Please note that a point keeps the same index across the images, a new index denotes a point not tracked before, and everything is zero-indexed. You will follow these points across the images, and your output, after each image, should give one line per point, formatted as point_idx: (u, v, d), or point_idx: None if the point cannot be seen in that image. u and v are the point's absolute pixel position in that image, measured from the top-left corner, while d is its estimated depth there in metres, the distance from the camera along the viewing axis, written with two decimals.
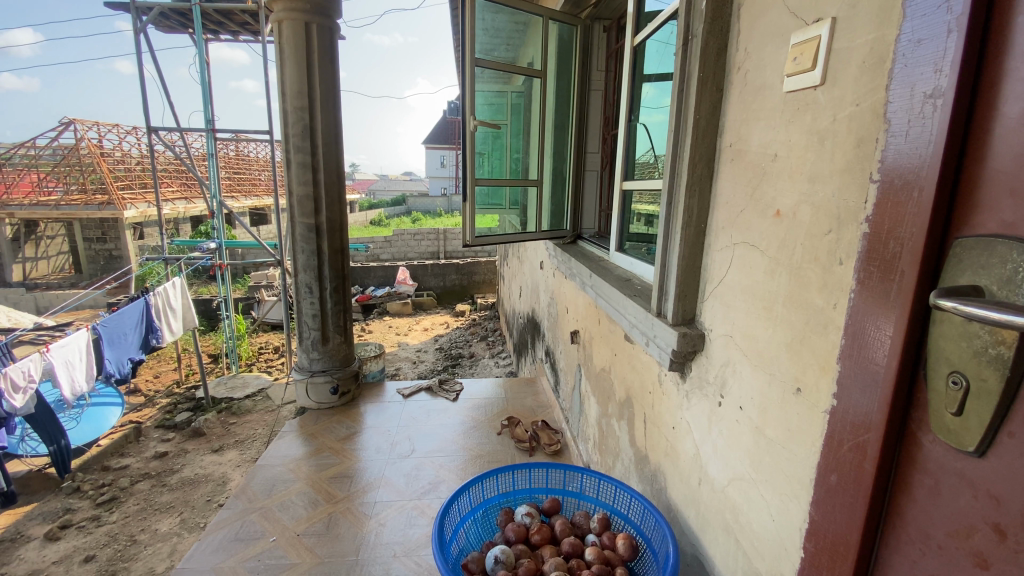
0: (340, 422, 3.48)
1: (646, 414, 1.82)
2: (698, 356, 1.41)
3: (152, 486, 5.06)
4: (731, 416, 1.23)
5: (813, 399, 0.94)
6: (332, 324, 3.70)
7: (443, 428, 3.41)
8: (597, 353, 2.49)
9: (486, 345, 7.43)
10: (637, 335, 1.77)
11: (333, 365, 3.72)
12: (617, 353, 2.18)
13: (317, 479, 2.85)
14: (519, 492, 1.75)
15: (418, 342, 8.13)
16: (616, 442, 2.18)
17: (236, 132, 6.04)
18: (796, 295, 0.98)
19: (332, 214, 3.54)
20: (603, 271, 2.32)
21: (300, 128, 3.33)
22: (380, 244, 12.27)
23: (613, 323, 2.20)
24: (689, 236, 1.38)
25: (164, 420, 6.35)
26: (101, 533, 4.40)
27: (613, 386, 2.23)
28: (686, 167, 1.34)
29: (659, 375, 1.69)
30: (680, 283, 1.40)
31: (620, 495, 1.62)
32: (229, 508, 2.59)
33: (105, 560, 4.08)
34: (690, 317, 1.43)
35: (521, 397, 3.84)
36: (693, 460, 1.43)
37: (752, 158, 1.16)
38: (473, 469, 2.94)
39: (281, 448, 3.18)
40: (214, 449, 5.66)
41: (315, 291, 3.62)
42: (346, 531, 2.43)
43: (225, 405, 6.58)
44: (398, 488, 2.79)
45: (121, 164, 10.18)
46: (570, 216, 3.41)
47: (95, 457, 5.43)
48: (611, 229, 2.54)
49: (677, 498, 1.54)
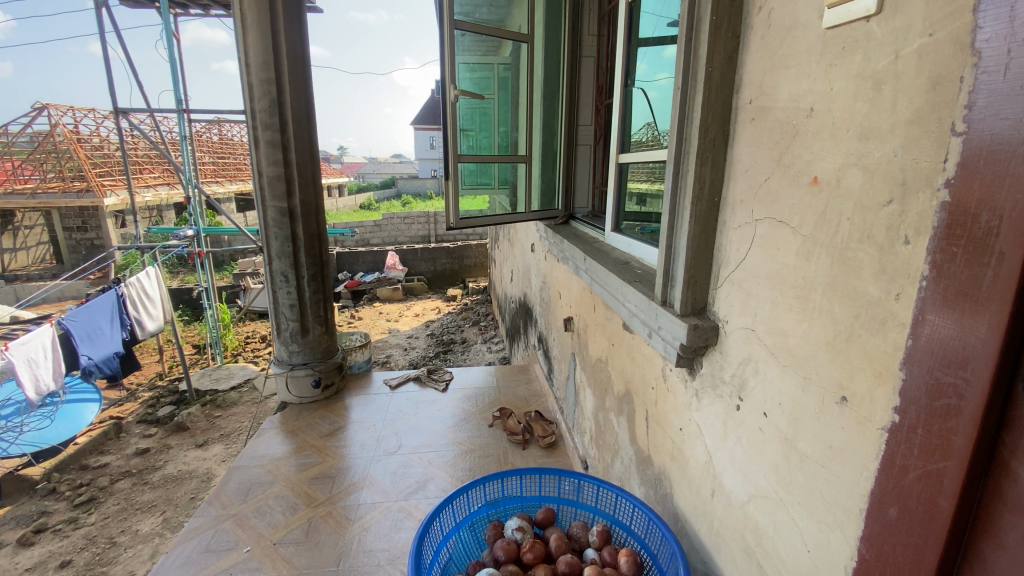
0: (323, 417, 3.30)
1: (648, 411, 1.65)
2: (711, 351, 1.22)
3: (132, 484, 4.89)
4: (752, 423, 1.05)
5: (864, 412, 0.76)
6: (312, 314, 3.50)
7: (431, 421, 3.23)
8: (593, 342, 2.30)
9: (479, 330, 7.24)
10: (639, 325, 1.58)
11: (314, 357, 3.53)
12: (615, 342, 1.99)
13: (296, 480, 2.67)
14: (508, 502, 1.58)
15: (409, 328, 7.93)
16: (615, 438, 2.01)
17: (210, 113, 5.73)
18: (842, 282, 0.78)
19: (306, 196, 3.31)
20: (599, 254, 2.13)
21: (266, 103, 3.06)
22: (369, 228, 11.98)
23: (611, 310, 2.01)
24: (701, 212, 1.17)
25: (146, 414, 6.15)
26: (77, 536, 4.23)
27: (611, 378, 2.06)
28: (697, 131, 1.14)
29: (664, 369, 1.50)
30: (690, 268, 1.21)
31: (622, 504, 1.46)
32: (201, 515, 2.41)
33: (81, 565, 3.92)
34: (701, 306, 1.24)
35: (514, 386, 3.67)
36: (705, 468, 1.26)
37: (778, 116, 0.95)
38: (463, 466, 2.78)
39: (259, 447, 2.99)
40: (198, 444, 5.49)
41: (291, 279, 3.40)
42: (325, 538, 2.26)
43: (209, 398, 6.39)
44: (384, 487, 2.62)
45: (99, 150, 9.82)
46: (562, 195, 3.19)
47: (72, 456, 5.24)
48: (607, 208, 2.33)
49: (685, 508, 1.37)
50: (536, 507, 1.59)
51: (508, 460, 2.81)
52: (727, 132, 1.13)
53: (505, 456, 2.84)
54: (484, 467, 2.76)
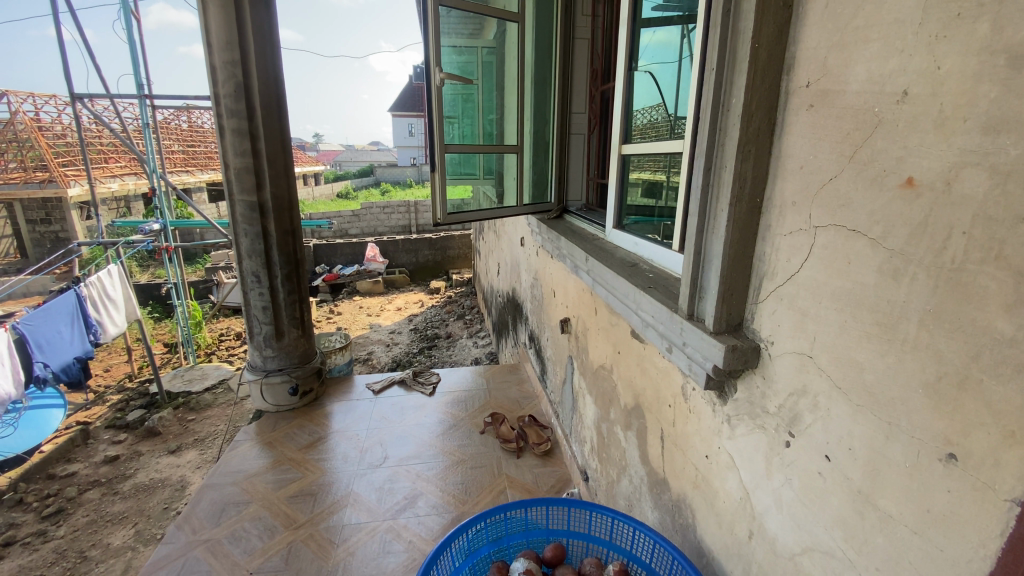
0: (302, 427, 3.09)
1: (664, 430, 1.49)
2: (748, 374, 1.07)
3: (102, 494, 4.41)
4: (808, 465, 0.90)
5: (986, 476, 0.60)
6: (287, 316, 3.26)
7: (419, 429, 3.05)
8: (595, 348, 2.14)
9: (464, 324, 7.04)
10: (655, 338, 1.42)
11: (291, 363, 3.30)
12: (621, 351, 1.83)
13: (274, 499, 2.46)
14: (513, 538, 1.41)
15: (391, 323, 7.68)
16: (622, 454, 1.86)
17: (175, 99, 5.35)
18: (955, 312, 0.62)
19: (278, 189, 3.05)
20: (602, 254, 1.96)
21: (231, 87, 2.79)
22: (347, 219, 11.60)
23: (617, 315, 1.84)
24: (740, 216, 1.01)
25: (114, 419, 5.67)
26: (47, 550, 3.75)
27: (616, 388, 1.90)
28: (739, 120, 0.96)
29: (684, 387, 1.35)
30: (726, 279, 1.05)
31: (639, 539, 1.30)
32: (170, 542, 2.18)
33: None
34: (737, 322, 1.08)
35: (505, 387, 3.51)
36: (740, 505, 1.11)
37: (850, 102, 0.79)
38: (456, 478, 2.60)
39: (234, 463, 2.76)
40: (170, 449, 5.09)
41: (264, 280, 3.15)
42: (309, 566, 2.07)
43: (182, 400, 6.01)
44: (370, 505, 2.43)
45: (62, 138, 9.28)
46: (554, 187, 3.01)
47: (37, 465, 4.70)
48: (607, 203, 2.14)
49: (712, 544, 1.23)
50: (543, 542, 1.42)
51: (503, 471, 2.64)
52: (773, 122, 0.96)
53: (499, 465, 2.68)
54: (478, 478, 2.59)
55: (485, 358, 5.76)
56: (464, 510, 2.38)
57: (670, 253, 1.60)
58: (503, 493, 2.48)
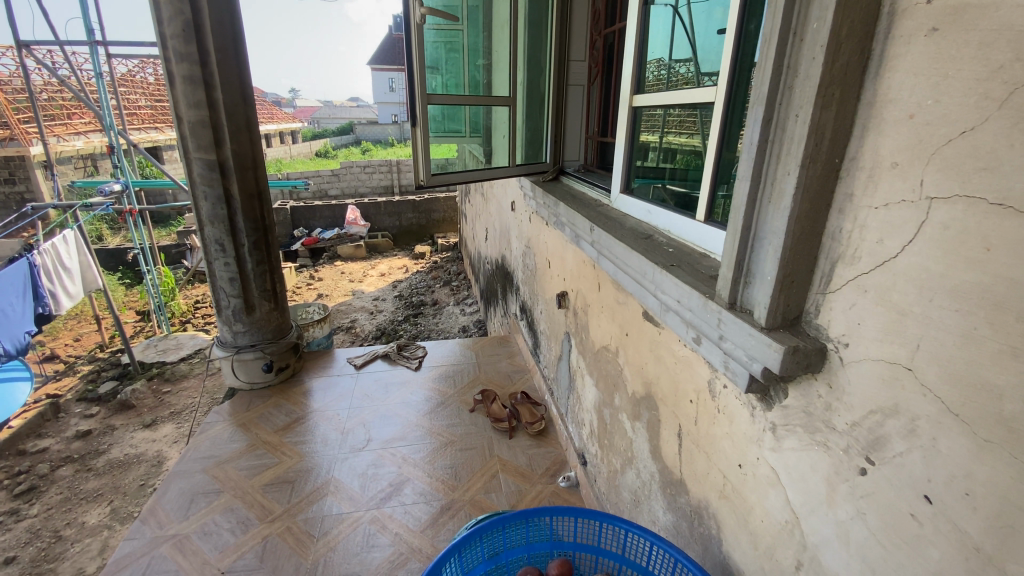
0: (279, 407, 2.88)
1: (681, 428, 1.31)
2: (806, 379, 0.87)
3: (75, 473, 4.09)
4: (897, 501, 0.72)
5: None
6: (257, 288, 3.00)
7: (404, 408, 2.86)
8: (597, 327, 1.93)
9: (450, 291, 6.80)
10: (677, 325, 1.22)
11: (263, 338, 3.06)
12: (628, 333, 1.62)
13: (248, 488, 2.26)
14: (512, 553, 1.23)
15: (374, 290, 7.39)
16: (627, 444, 1.69)
17: (127, 44, 4.82)
18: None
19: (240, 147, 2.71)
20: (609, 223, 1.73)
21: (178, 25, 2.41)
22: (326, 179, 11.06)
23: (625, 293, 1.62)
24: (813, 181, 0.79)
25: (85, 391, 5.33)
26: (19, 530, 3.48)
27: (622, 372, 1.71)
28: (822, 53, 0.73)
29: (711, 383, 1.16)
30: (788, 264, 0.84)
31: (658, 556, 1.14)
32: (133, 538, 1.96)
33: (25, 563, 3.21)
34: (794, 316, 0.88)
35: (495, 361, 3.32)
36: (785, 530, 0.94)
37: (1007, 23, 0.55)
38: (444, 462, 2.43)
39: (204, 448, 2.54)
40: (145, 424, 4.78)
41: (228, 249, 2.86)
42: (286, 564, 1.89)
43: (156, 372, 5.66)
44: (352, 494, 2.25)
45: (18, 92, 8.58)
46: (550, 145, 2.73)
47: (5, 443, 4.35)
48: (613, 164, 1.89)
49: (743, 565, 1.07)
50: (547, 556, 1.25)
51: (494, 452, 2.48)
52: (866, 56, 0.73)
53: (491, 447, 2.51)
54: (468, 462, 2.43)
55: (473, 327, 5.56)
56: (455, 498, 2.22)
57: (692, 223, 1.39)
58: (496, 477, 2.32)
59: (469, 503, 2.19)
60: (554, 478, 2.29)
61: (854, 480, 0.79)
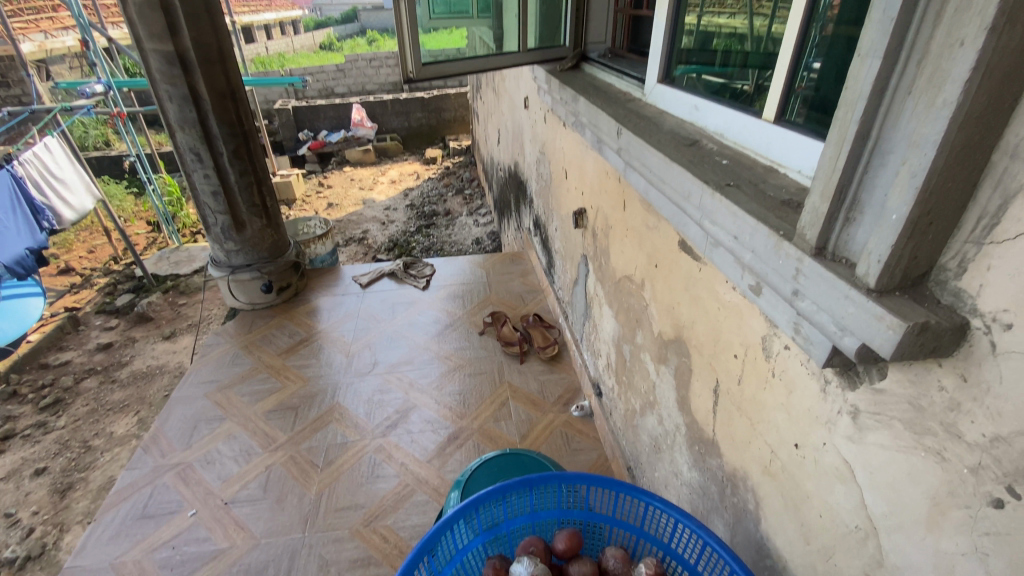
0: (281, 328, 2.76)
1: (718, 385, 1.08)
2: (921, 364, 0.61)
3: (100, 383, 4.28)
4: None
5: None
6: (244, 202, 2.74)
7: (412, 330, 2.70)
8: (620, 253, 1.65)
9: (463, 199, 6.43)
10: (728, 266, 0.94)
11: (259, 257, 2.87)
12: (659, 265, 1.35)
13: (251, 414, 2.19)
14: (513, 522, 1.07)
15: (385, 198, 7.05)
16: (648, 389, 1.49)
17: None
18: None
19: (200, 35, 2.30)
20: (640, 124, 1.37)
21: None
22: (329, 76, 10.22)
23: (658, 216, 1.32)
24: (1005, 58, 0.47)
25: (104, 304, 5.36)
26: (51, 441, 3.67)
27: (646, 309, 1.46)
28: None
29: (766, 341, 0.91)
30: (927, 198, 0.55)
31: (685, 536, 0.96)
32: (136, 468, 1.94)
33: (59, 471, 3.40)
34: (920, 274, 0.60)
35: (507, 280, 3.10)
36: (850, 537, 0.73)
37: None
38: (453, 388, 2.29)
39: (206, 372, 2.47)
40: (165, 335, 4.86)
41: (206, 158, 2.56)
42: (290, 493, 1.83)
43: (171, 285, 5.62)
44: (358, 423, 2.12)
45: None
46: (569, 25, 2.24)
47: (27, 357, 4.54)
48: (649, 48, 1.47)
49: (785, 556, 0.88)
50: (553, 524, 1.09)
51: (504, 379, 2.33)
52: None
53: (500, 374, 2.37)
54: (478, 388, 2.29)
55: (487, 239, 5.28)
56: (463, 426, 2.09)
57: (756, 123, 1.05)
58: (506, 405, 2.18)
59: (477, 432, 2.06)
60: (567, 407, 2.14)
61: (979, 509, 0.55)
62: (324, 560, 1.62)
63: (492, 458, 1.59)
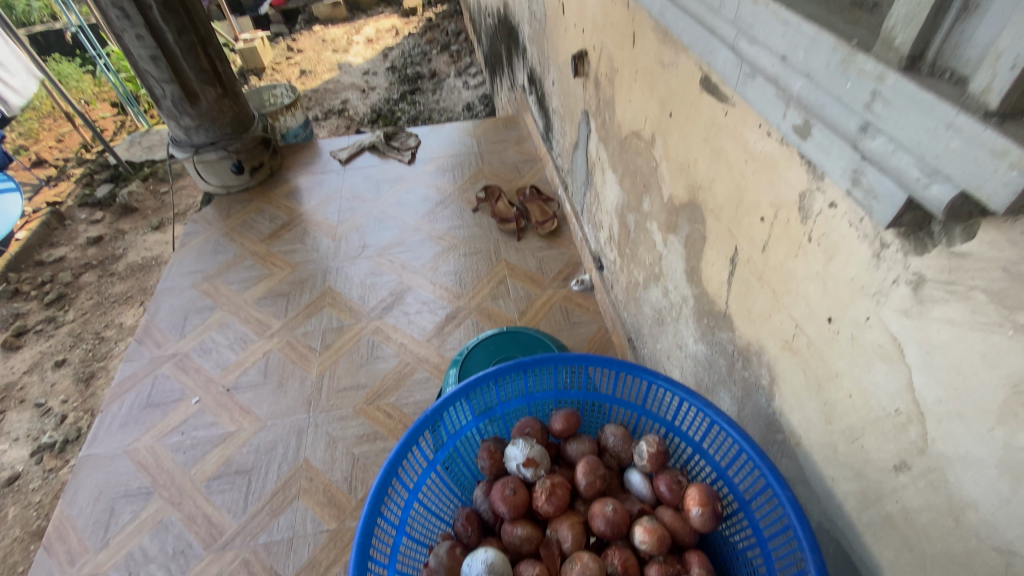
0: (261, 213, 2.58)
1: (738, 253, 0.92)
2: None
3: (99, 277, 4.07)
4: None
5: None
6: (192, 68, 2.39)
7: (400, 207, 2.48)
8: (627, 103, 1.38)
9: (450, 58, 5.72)
10: (764, 104, 0.74)
11: (222, 134, 2.60)
12: (672, 114, 1.12)
13: (242, 302, 2.10)
14: (508, 405, 1.00)
15: (363, 62, 6.27)
16: (652, 261, 1.35)
17: None
18: None
19: None
20: None
21: None
22: None
23: (676, 50, 1.06)
24: None
25: (84, 197, 4.79)
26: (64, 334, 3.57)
27: (655, 169, 1.25)
28: None
29: (805, 198, 0.74)
30: None
31: (689, 413, 0.89)
32: (133, 360, 1.93)
33: (78, 362, 3.32)
34: None
35: (500, 149, 2.82)
36: (886, 419, 0.63)
37: None
38: (449, 267, 2.11)
39: (189, 261, 2.36)
40: (155, 224, 4.48)
41: (133, 13, 2.16)
42: (291, 376, 1.79)
43: (150, 171, 5.03)
44: (352, 308, 1.99)
45: None
46: None
47: (19, 256, 4.22)
48: None
49: (800, 432, 0.80)
50: (550, 405, 1.02)
51: (501, 258, 2.14)
52: None
53: (496, 252, 2.17)
54: (473, 268, 2.10)
55: (479, 105, 4.77)
56: (460, 307, 1.96)
57: None
58: (503, 284, 2.02)
59: (475, 311, 1.94)
60: (566, 283, 1.99)
61: None
62: (331, 437, 1.62)
63: (490, 336, 1.52)
